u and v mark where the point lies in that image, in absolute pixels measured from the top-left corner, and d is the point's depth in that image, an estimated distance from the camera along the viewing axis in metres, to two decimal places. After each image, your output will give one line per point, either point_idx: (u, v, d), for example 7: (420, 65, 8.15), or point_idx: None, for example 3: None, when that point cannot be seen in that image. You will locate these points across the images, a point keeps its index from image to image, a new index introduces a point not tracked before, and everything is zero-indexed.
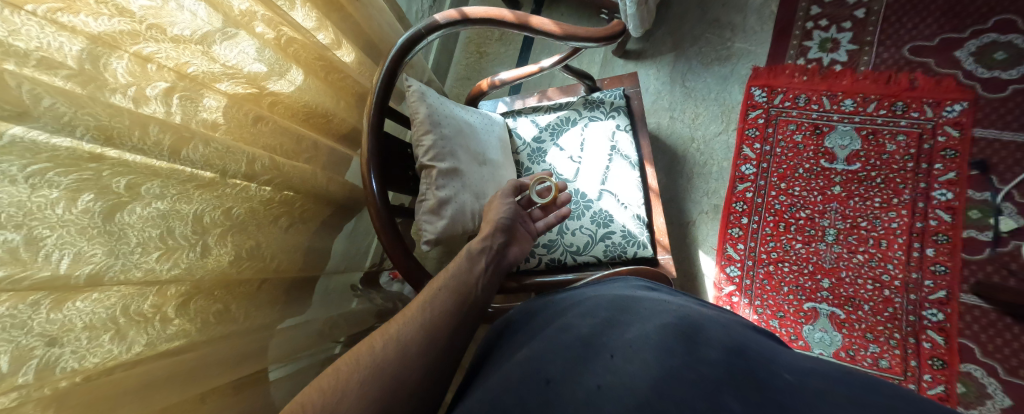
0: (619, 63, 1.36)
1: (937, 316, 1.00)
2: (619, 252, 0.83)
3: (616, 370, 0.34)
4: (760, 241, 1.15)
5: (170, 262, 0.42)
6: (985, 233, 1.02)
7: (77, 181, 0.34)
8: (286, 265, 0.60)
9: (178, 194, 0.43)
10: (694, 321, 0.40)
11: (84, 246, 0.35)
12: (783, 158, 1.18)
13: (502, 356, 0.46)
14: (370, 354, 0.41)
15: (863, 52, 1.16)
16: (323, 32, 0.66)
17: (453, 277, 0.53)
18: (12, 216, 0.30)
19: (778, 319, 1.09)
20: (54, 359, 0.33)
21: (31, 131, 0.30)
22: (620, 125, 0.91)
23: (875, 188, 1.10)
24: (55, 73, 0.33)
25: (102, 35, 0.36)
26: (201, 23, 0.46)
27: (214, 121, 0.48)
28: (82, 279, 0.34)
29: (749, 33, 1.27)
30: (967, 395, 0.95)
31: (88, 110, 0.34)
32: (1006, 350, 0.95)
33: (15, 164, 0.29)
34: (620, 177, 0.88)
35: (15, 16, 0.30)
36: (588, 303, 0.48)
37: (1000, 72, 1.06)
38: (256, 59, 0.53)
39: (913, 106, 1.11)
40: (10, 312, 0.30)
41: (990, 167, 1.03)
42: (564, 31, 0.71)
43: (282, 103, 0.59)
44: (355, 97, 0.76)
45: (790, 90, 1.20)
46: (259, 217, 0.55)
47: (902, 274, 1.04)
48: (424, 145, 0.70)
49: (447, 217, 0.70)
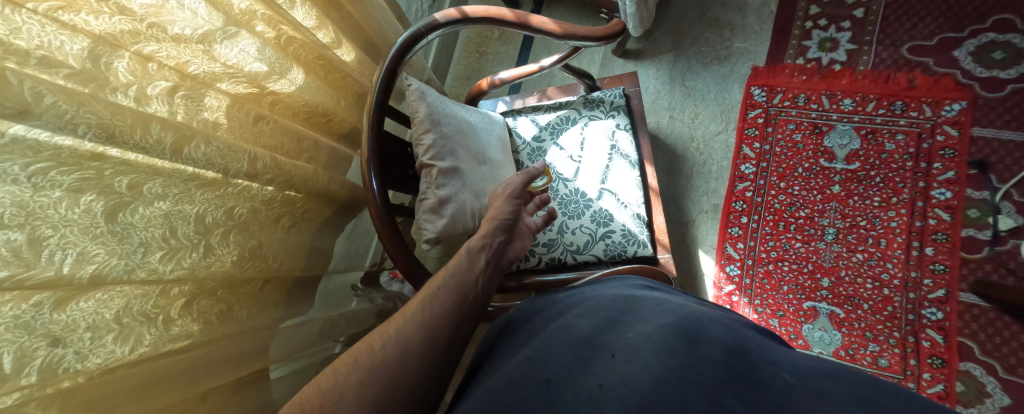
0: (619, 63, 1.36)
1: (936, 315, 1.00)
2: (619, 251, 0.83)
3: (617, 370, 0.34)
4: (760, 240, 1.15)
5: (173, 262, 0.42)
6: (983, 232, 1.02)
7: (79, 180, 0.34)
8: (288, 264, 0.60)
9: (180, 194, 0.43)
10: (695, 320, 0.40)
11: (87, 245, 0.35)
12: (783, 157, 1.18)
13: (502, 356, 0.46)
14: (370, 353, 0.41)
15: (862, 52, 1.17)
16: (323, 31, 0.66)
17: (453, 276, 0.53)
18: (14, 216, 0.30)
19: (778, 318, 1.09)
20: (58, 360, 0.33)
21: (33, 129, 0.31)
22: (620, 124, 0.91)
23: (874, 188, 1.10)
24: (55, 72, 0.33)
25: (102, 34, 0.36)
26: (201, 22, 0.45)
27: (215, 121, 0.48)
28: (85, 280, 0.34)
29: (749, 33, 1.27)
30: (966, 393, 0.95)
31: (90, 108, 0.34)
32: (1005, 349, 0.96)
33: (17, 163, 0.30)
34: (620, 176, 0.88)
35: (16, 14, 0.30)
36: (589, 303, 0.47)
37: (998, 72, 1.07)
38: (256, 58, 0.53)
39: (912, 106, 1.11)
40: (13, 312, 0.30)
41: (989, 167, 1.04)
42: (564, 29, 0.71)
43: (283, 102, 0.59)
44: (355, 96, 0.76)
45: (790, 89, 1.20)
46: (261, 217, 0.55)
47: (901, 273, 1.05)
48: (424, 144, 0.70)
49: (447, 216, 0.70)
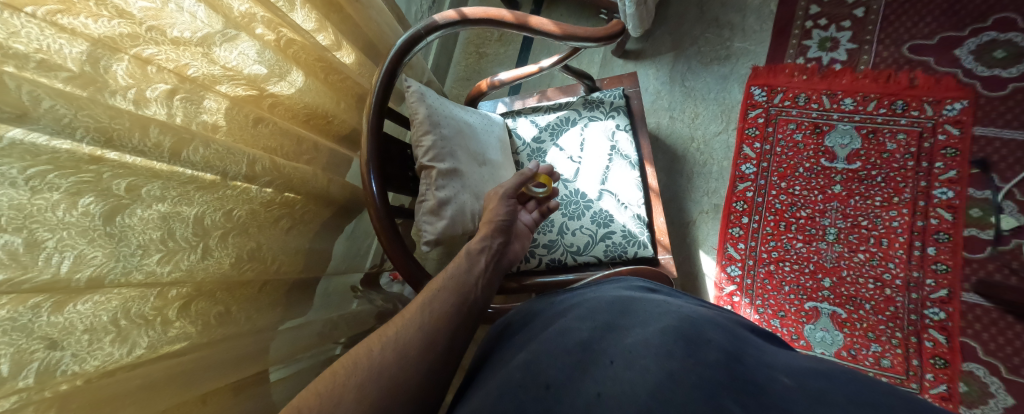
0: (619, 63, 1.36)
1: (938, 315, 1.00)
2: (619, 252, 0.83)
3: (616, 377, 0.34)
4: (761, 240, 1.15)
5: (171, 264, 0.42)
6: (986, 231, 1.01)
7: (77, 183, 0.34)
8: (287, 266, 0.60)
9: (179, 196, 0.43)
10: (694, 323, 0.39)
11: (84, 248, 0.35)
12: (783, 157, 1.18)
13: (502, 358, 0.45)
14: (369, 356, 0.41)
15: (862, 51, 1.16)
16: (322, 33, 0.66)
17: (453, 277, 0.53)
18: (11, 219, 0.30)
19: (779, 319, 1.09)
20: (55, 363, 0.33)
21: (31, 133, 0.31)
22: (620, 124, 0.91)
23: (875, 187, 1.10)
24: (54, 75, 0.33)
25: (102, 37, 0.36)
26: (201, 25, 0.46)
27: (214, 123, 0.48)
28: (81, 283, 0.34)
29: (749, 33, 1.27)
30: (969, 394, 0.95)
31: (89, 111, 0.34)
32: (1008, 349, 0.95)
33: (15, 166, 0.30)
34: (620, 177, 0.88)
35: (15, 18, 0.30)
36: (589, 306, 0.47)
37: (1000, 71, 1.06)
38: (256, 61, 0.53)
39: (913, 105, 1.10)
40: (10, 315, 0.30)
41: (991, 166, 1.03)
42: (563, 30, 0.71)
43: (283, 104, 0.59)
44: (355, 98, 0.76)
45: (791, 89, 1.20)
46: (260, 219, 0.55)
47: (903, 273, 1.04)
48: (423, 145, 0.70)
49: (447, 218, 0.70)
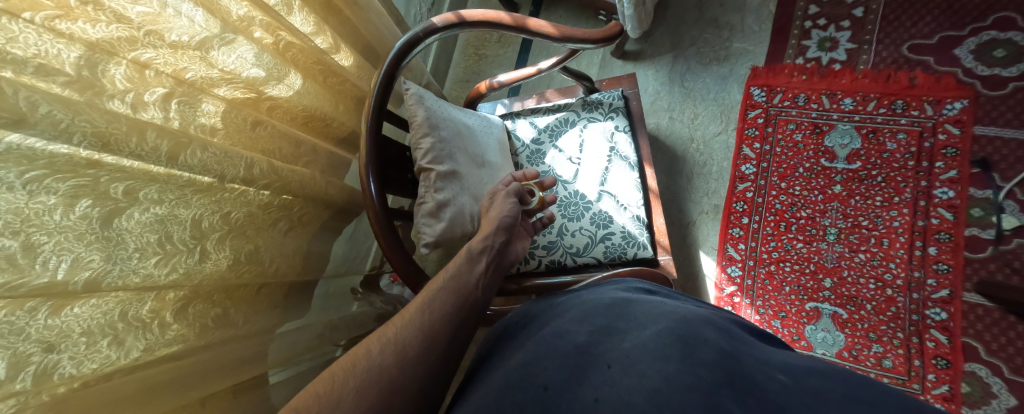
0: (618, 64, 1.37)
1: (940, 315, 0.99)
2: (619, 254, 0.83)
3: (614, 383, 0.33)
4: (761, 241, 1.14)
5: (169, 267, 0.42)
6: (987, 231, 1.01)
7: (75, 187, 0.34)
8: (287, 268, 0.60)
9: (176, 199, 0.43)
10: (691, 324, 0.39)
11: (81, 252, 0.35)
12: (783, 158, 1.17)
13: (502, 359, 0.45)
14: (369, 357, 0.41)
15: (862, 51, 1.16)
16: (320, 37, 0.67)
17: (453, 279, 0.54)
18: (9, 223, 0.30)
19: (780, 319, 1.09)
20: (52, 366, 0.33)
21: (28, 138, 0.31)
22: (619, 126, 0.90)
23: (875, 187, 1.10)
24: (53, 80, 0.33)
25: (99, 41, 0.37)
26: (199, 29, 0.46)
27: (212, 126, 0.48)
28: (79, 285, 0.34)
29: (748, 33, 1.27)
30: (973, 394, 0.95)
31: (86, 116, 0.34)
32: (1010, 349, 0.95)
33: (12, 170, 0.30)
34: (620, 178, 0.88)
35: (13, 23, 0.30)
36: (586, 308, 0.47)
37: (1000, 69, 1.06)
38: (254, 64, 0.53)
39: (913, 105, 1.10)
40: (8, 318, 0.31)
41: (992, 165, 1.03)
42: (562, 32, 0.70)
43: (281, 107, 0.59)
44: (354, 100, 0.76)
45: (790, 89, 1.20)
46: (258, 221, 0.55)
47: (904, 273, 1.04)
48: (423, 147, 0.70)
49: (446, 220, 0.70)
